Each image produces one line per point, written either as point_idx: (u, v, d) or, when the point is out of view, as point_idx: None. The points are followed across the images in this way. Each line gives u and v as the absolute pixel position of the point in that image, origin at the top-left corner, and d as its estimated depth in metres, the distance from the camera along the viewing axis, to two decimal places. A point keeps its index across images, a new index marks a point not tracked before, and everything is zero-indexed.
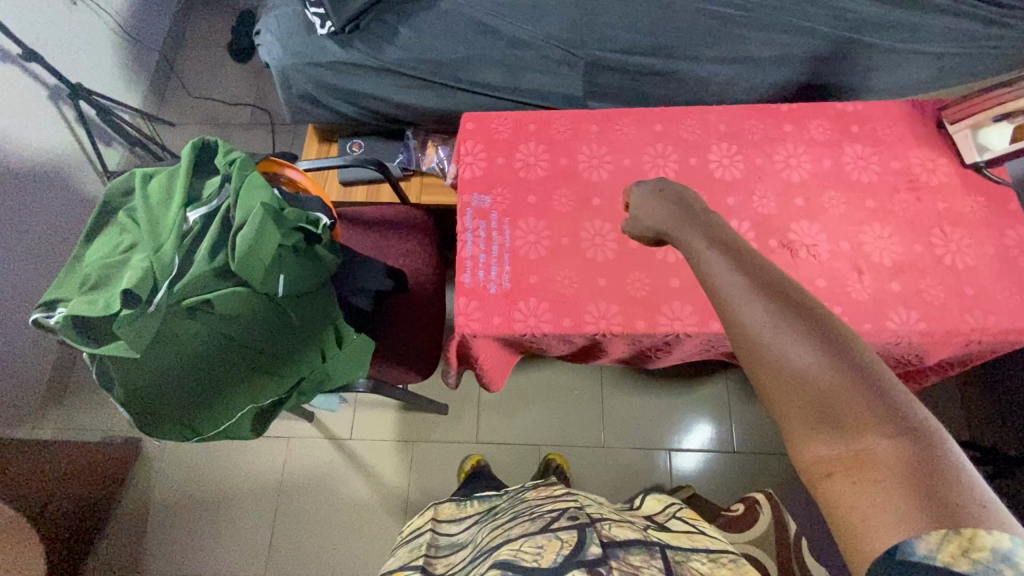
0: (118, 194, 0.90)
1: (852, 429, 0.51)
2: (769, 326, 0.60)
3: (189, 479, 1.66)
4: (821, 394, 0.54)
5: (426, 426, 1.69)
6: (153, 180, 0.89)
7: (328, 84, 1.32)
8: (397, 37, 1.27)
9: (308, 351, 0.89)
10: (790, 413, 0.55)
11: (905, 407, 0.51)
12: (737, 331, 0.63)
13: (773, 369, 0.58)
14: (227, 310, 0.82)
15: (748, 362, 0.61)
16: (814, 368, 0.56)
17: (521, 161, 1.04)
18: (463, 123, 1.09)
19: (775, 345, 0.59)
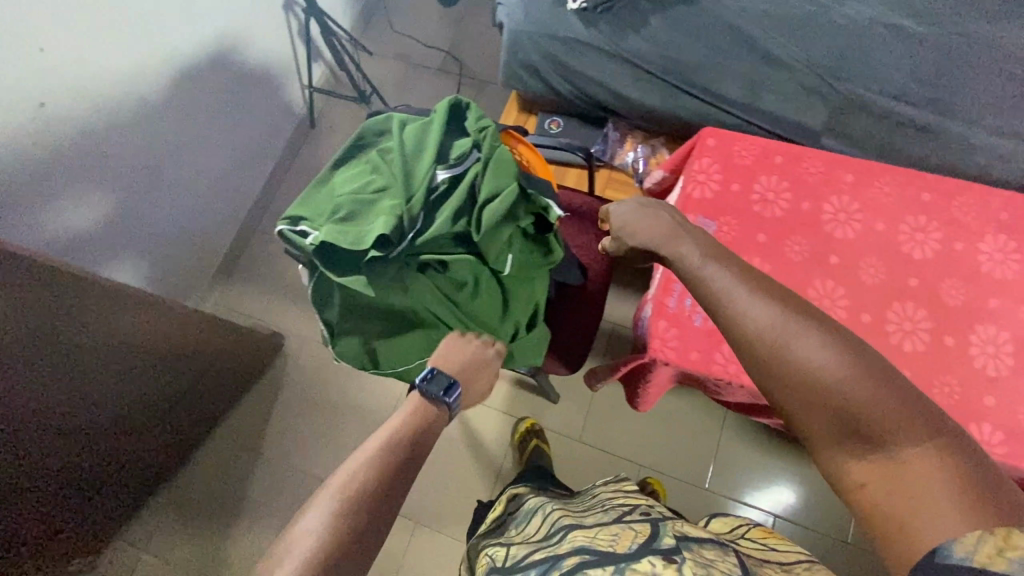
0: (372, 132, 0.95)
1: (888, 446, 0.55)
2: (797, 342, 0.62)
3: (315, 386, 1.80)
4: (845, 409, 0.58)
5: (535, 408, 1.71)
6: (408, 129, 0.92)
7: (557, 58, 1.29)
8: (644, 27, 1.21)
9: (504, 329, 0.90)
10: (821, 430, 0.59)
11: (928, 417, 0.55)
12: (755, 348, 0.65)
13: (800, 387, 0.61)
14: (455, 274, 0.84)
15: (769, 381, 0.64)
16: (837, 381, 0.59)
17: (758, 194, 0.96)
18: (701, 136, 1.01)
19: (801, 360, 0.61)
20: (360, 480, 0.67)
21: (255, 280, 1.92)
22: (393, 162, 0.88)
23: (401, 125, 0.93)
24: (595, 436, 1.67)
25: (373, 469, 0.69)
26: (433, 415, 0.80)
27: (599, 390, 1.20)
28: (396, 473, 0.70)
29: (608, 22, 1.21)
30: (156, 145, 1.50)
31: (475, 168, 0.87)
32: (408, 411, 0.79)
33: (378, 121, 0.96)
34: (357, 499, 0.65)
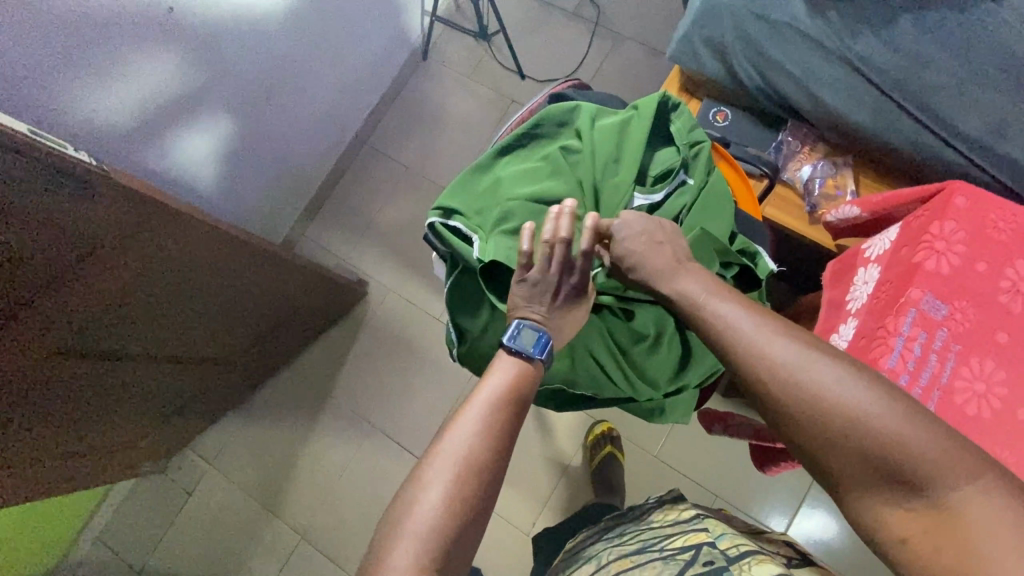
0: (554, 121, 0.81)
1: (925, 487, 0.50)
2: (788, 367, 0.58)
3: (387, 341, 1.74)
4: (876, 452, 0.52)
5: (616, 413, 1.63)
6: (601, 129, 0.79)
7: (755, 45, 1.07)
8: (891, 25, 1.00)
9: (665, 382, 0.81)
10: (849, 476, 0.53)
11: (966, 453, 0.50)
12: (768, 391, 0.58)
13: (800, 418, 0.56)
14: (637, 319, 0.80)
15: (788, 426, 0.57)
16: (859, 417, 0.53)
17: (1008, 281, 0.77)
18: (949, 191, 0.82)
19: (800, 388, 0.56)
20: (464, 449, 0.59)
21: (344, 217, 1.82)
22: (582, 175, 0.78)
23: (592, 122, 0.80)
24: (671, 456, 1.59)
25: (480, 438, 0.60)
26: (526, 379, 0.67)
27: (718, 434, 1.10)
28: (503, 440, 0.61)
29: (841, 11, 1.03)
30: (271, 63, 1.36)
31: (677, 199, 0.79)
32: (507, 371, 0.66)
33: (561, 106, 0.81)
34: (462, 475, 0.57)
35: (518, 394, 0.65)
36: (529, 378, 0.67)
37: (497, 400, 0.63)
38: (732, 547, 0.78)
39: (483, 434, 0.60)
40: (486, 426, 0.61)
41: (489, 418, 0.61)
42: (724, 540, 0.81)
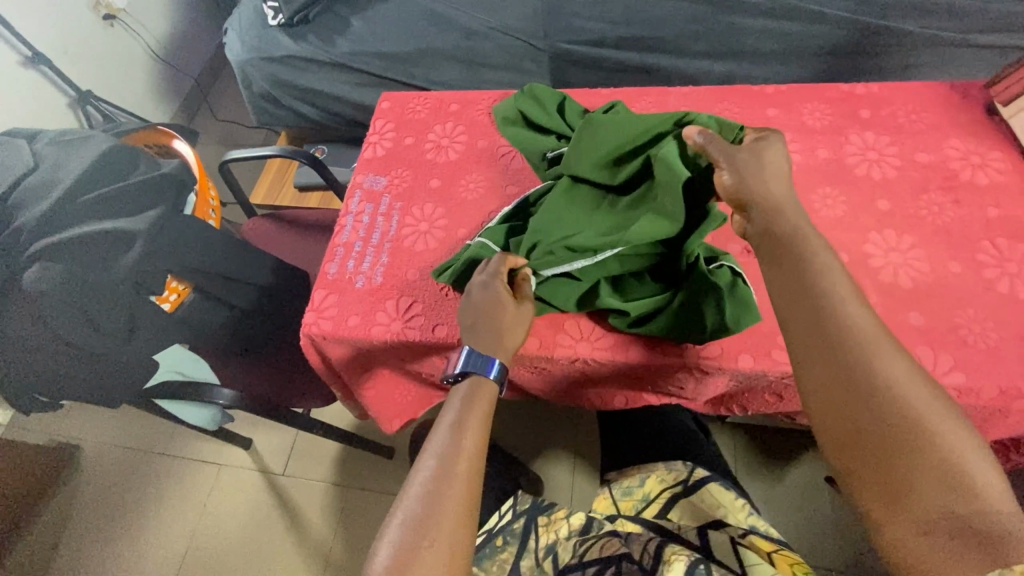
0: (21, 146, 0.79)
1: (913, 433, 0.44)
2: (844, 291, 0.51)
3: (113, 495, 1.53)
4: (856, 359, 0.47)
5: (369, 470, 1.47)
6: (50, 143, 0.80)
7: (282, 80, 1.24)
8: (348, 29, 1.19)
9: (127, 368, 0.75)
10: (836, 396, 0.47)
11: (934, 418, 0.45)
12: (813, 302, 0.50)
13: (789, 263, 0.53)
14: (54, 322, 0.69)
15: (824, 361, 0.48)
16: (866, 331, 0.48)
17: (431, 141, 0.88)
18: (380, 102, 0.95)
19: (847, 309, 0.49)
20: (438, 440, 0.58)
21: None
22: (28, 184, 0.75)
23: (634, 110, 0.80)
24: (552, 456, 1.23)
25: (447, 432, 0.58)
26: (472, 390, 0.61)
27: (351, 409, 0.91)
28: (466, 494, 0.54)
29: (315, 32, 1.20)
30: None
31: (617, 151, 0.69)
32: (457, 408, 0.60)
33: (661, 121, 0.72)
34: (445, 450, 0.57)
35: (480, 450, 0.58)
36: (490, 397, 0.62)
37: (462, 449, 0.57)
38: (638, 483, 0.84)
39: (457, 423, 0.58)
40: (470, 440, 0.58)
41: (451, 478, 0.55)
42: (633, 494, 0.83)
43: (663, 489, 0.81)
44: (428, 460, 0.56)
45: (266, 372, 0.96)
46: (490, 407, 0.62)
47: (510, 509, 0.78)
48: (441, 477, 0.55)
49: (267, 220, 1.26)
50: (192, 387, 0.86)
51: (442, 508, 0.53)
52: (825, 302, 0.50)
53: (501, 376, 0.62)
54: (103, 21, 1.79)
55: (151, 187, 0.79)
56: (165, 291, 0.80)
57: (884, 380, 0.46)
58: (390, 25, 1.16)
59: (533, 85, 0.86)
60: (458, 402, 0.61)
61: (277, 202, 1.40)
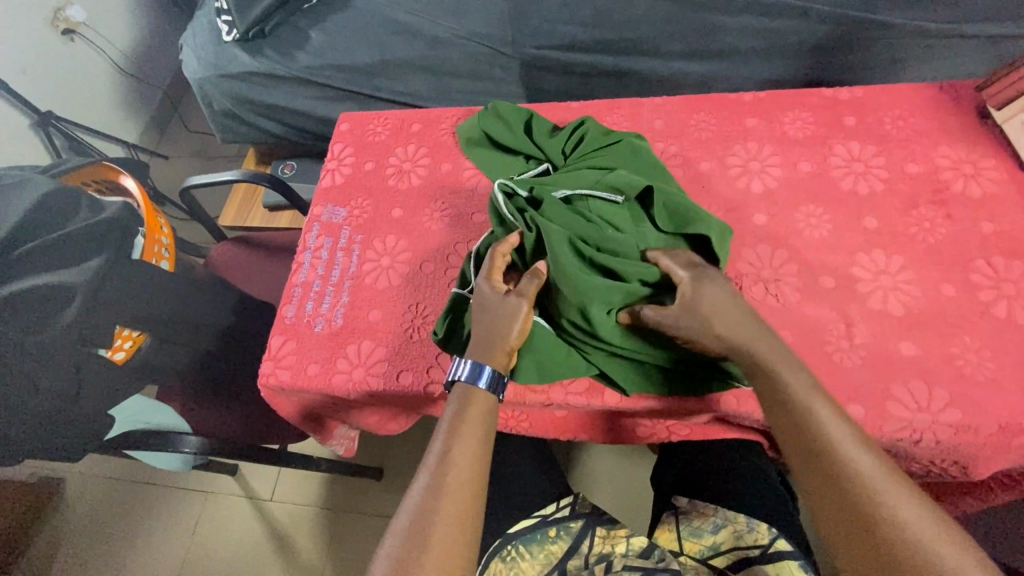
0: None
1: (892, 547, 0.42)
2: (844, 433, 0.48)
3: (100, 527, 1.50)
4: (829, 458, 0.47)
5: (358, 491, 1.44)
6: None
7: (243, 97, 1.18)
8: (308, 42, 1.13)
9: (79, 429, 0.71)
10: (817, 503, 0.46)
11: (912, 532, 0.42)
12: (785, 399, 0.51)
13: (783, 407, 0.51)
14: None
15: (796, 457, 0.49)
16: (838, 429, 0.48)
17: (393, 166, 0.83)
18: (339, 123, 0.89)
19: (822, 417, 0.49)
20: (441, 447, 0.53)
21: None
22: None
23: (604, 126, 0.78)
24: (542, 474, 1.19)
25: (450, 442, 0.53)
26: (469, 396, 0.56)
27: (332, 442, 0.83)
28: (463, 507, 0.49)
29: (273, 46, 1.14)
30: None
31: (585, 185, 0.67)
32: (450, 421, 0.55)
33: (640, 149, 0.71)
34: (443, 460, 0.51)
35: (477, 452, 0.53)
36: (492, 413, 0.56)
37: (458, 456, 0.52)
38: (711, 529, 0.72)
39: (460, 433, 0.53)
40: (472, 452, 0.52)
41: (444, 489, 0.49)
42: (701, 538, 0.72)
43: (739, 548, 0.68)
44: (426, 472, 0.51)
45: (236, 413, 0.92)
46: (492, 418, 0.56)
47: (568, 504, 0.72)
48: (434, 491, 0.49)
49: (235, 244, 1.21)
50: (152, 437, 0.82)
51: (436, 523, 0.47)
52: (825, 447, 0.47)
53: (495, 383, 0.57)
54: (60, 37, 1.71)
55: (94, 232, 0.74)
56: (115, 340, 0.76)
57: (905, 533, 0.42)
58: (351, 36, 1.11)
59: (495, 102, 0.80)
60: (451, 408, 0.56)
61: (248, 222, 1.35)
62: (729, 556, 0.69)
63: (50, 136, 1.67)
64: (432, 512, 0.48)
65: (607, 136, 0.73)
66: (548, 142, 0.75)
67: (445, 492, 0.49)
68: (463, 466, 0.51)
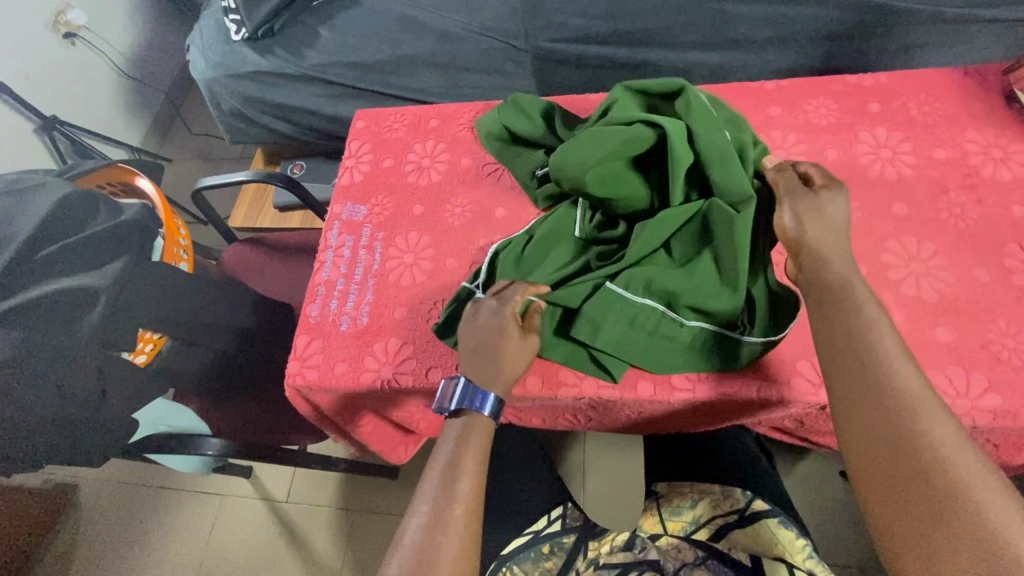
0: None
1: (928, 461, 0.40)
2: (893, 351, 0.46)
3: (115, 532, 1.49)
4: (876, 380, 0.45)
5: (374, 491, 1.44)
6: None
7: (252, 97, 1.17)
8: (318, 40, 1.12)
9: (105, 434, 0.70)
10: (847, 414, 0.45)
11: (947, 456, 0.40)
12: (846, 316, 0.49)
13: (830, 321, 0.50)
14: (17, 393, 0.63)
15: (839, 371, 0.47)
16: (892, 353, 0.46)
17: (412, 163, 0.82)
18: (355, 121, 0.89)
19: (883, 336, 0.47)
20: (439, 481, 0.53)
21: None
22: None
23: None
24: None
25: (446, 474, 0.54)
26: (466, 428, 0.56)
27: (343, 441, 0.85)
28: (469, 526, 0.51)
29: (282, 45, 1.13)
30: None
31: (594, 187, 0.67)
32: (452, 440, 0.56)
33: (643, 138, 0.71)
34: (442, 492, 0.52)
35: (476, 485, 0.54)
36: (488, 442, 0.57)
37: (462, 473, 0.54)
38: (690, 505, 0.78)
39: (456, 465, 0.54)
40: (470, 484, 0.53)
41: (446, 524, 0.50)
42: (683, 516, 0.77)
43: (717, 516, 0.76)
44: (425, 505, 0.52)
45: (257, 415, 0.91)
46: (488, 445, 0.57)
47: (560, 519, 0.78)
48: (436, 525, 0.50)
49: (247, 245, 1.21)
50: (174, 440, 0.81)
51: (445, 541, 0.49)
52: (869, 365, 0.46)
53: (496, 411, 0.58)
54: (62, 40, 1.69)
55: (115, 234, 0.74)
56: (137, 343, 0.76)
57: (934, 449, 0.41)
58: (362, 33, 1.10)
59: (515, 94, 0.80)
60: (451, 440, 0.56)
61: (258, 224, 1.34)
62: (712, 524, 0.76)
63: (54, 140, 1.66)
64: (433, 548, 0.48)
65: None
66: (571, 135, 0.74)
67: (446, 527, 0.50)
68: (461, 498, 0.52)
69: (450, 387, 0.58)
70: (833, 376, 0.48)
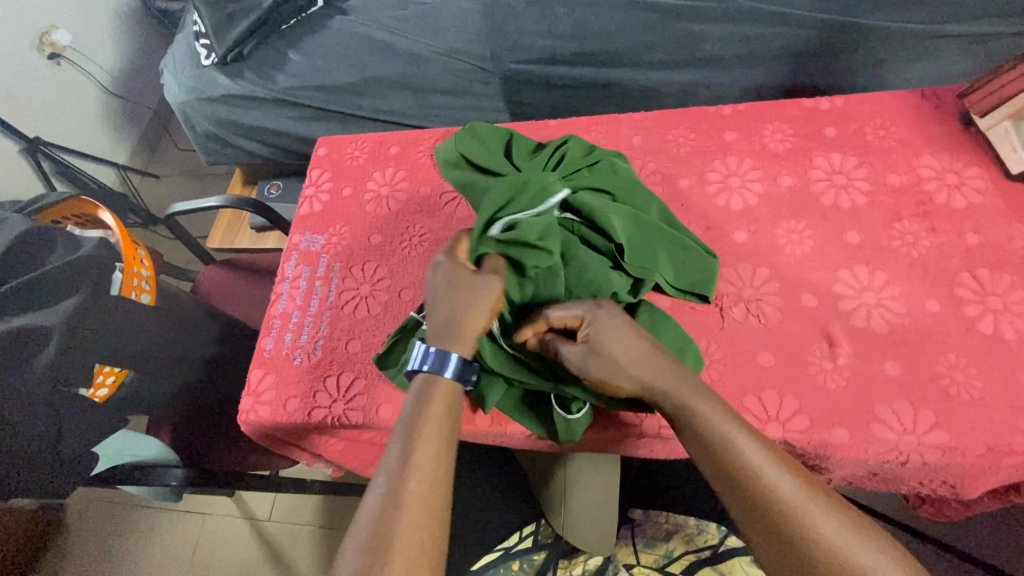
0: None
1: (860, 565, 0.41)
2: (765, 454, 0.47)
3: (99, 551, 1.50)
4: (776, 492, 0.45)
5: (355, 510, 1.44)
6: None
7: (224, 120, 1.17)
8: (287, 63, 1.12)
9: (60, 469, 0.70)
10: (761, 546, 0.45)
11: (859, 552, 0.42)
12: (719, 442, 0.48)
13: (695, 429, 0.50)
14: None
15: (741, 500, 0.46)
16: (768, 461, 0.47)
17: (371, 191, 0.82)
18: (317, 148, 0.89)
19: (745, 445, 0.48)
20: (398, 448, 0.49)
21: None
22: None
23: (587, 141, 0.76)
24: None
25: (404, 442, 0.50)
26: (427, 393, 0.53)
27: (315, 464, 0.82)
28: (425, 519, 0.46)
29: (253, 68, 1.14)
30: None
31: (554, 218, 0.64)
32: (414, 405, 0.52)
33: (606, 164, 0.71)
34: (396, 469, 0.48)
35: (438, 451, 0.50)
36: (452, 403, 0.54)
37: (416, 462, 0.49)
38: (663, 537, 0.77)
39: (411, 435, 0.50)
40: (428, 455, 0.49)
41: (402, 501, 0.46)
42: (655, 549, 0.76)
43: (690, 551, 0.75)
44: (379, 485, 0.48)
45: (223, 442, 0.91)
46: (453, 404, 0.54)
47: (531, 536, 0.79)
48: (390, 502, 0.46)
49: (223, 267, 1.21)
50: (139, 471, 0.82)
51: (402, 522, 0.45)
52: (750, 482, 0.46)
53: (461, 372, 0.55)
54: (46, 61, 1.71)
55: (71, 269, 0.74)
56: (95, 378, 0.74)
57: (849, 554, 0.42)
58: (330, 57, 1.10)
59: (473, 122, 0.78)
60: (413, 400, 0.53)
61: (236, 245, 1.34)
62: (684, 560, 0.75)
63: (38, 161, 1.68)
64: (390, 533, 0.45)
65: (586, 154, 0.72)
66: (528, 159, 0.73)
67: (402, 505, 0.46)
68: (419, 470, 0.48)
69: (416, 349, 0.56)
70: (737, 507, 0.46)
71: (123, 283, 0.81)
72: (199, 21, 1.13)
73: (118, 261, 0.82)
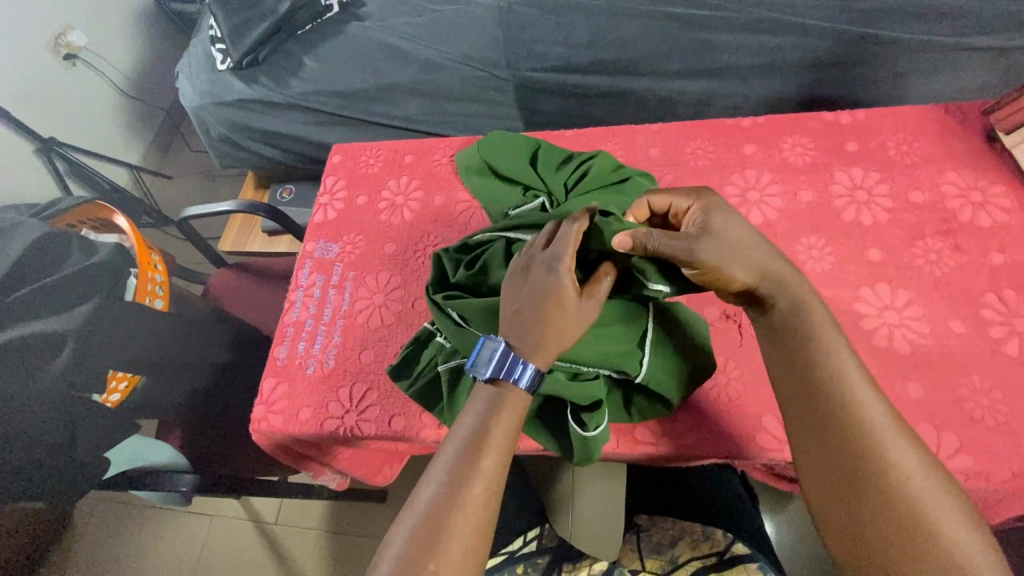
0: None
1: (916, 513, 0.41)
2: (859, 384, 0.46)
3: (107, 552, 1.50)
4: (851, 426, 0.45)
5: (362, 515, 1.43)
6: None
7: (238, 124, 1.17)
8: (303, 69, 1.13)
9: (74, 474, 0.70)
10: (823, 475, 0.45)
11: (924, 497, 0.42)
12: (815, 357, 0.48)
13: (797, 346, 0.49)
14: None
15: (820, 423, 0.46)
16: (861, 393, 0.46)
17: (386, 200, 0.82)
18: (332, 155, 0.88)
19: (840, 370, 0.47)
20: (455, 452, 0.47)
21: None
22: None
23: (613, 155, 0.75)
24: None
25: (464, 446, 0.48)
26: (499, 399, 0.50)
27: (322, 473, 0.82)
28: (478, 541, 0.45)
29: (268, 73, 1.14)
30: None
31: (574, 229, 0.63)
32: (482, 407, 0.49)
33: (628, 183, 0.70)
34: (457, 470, 0.46)
35: (502, 458, 0.48)
36: (522, 413, 0.50)
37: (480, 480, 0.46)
38: (670, 543, 0.72)
39: (473, 440, 0.48)
40: (490, 462, 0.47)
41: (456, 505, 0.45)
42: (662, 554, 0.71)
43: (696, 557, 0.70)
44: (436, 484, 0.46)
45: (232, 449, 0.91)
46: (522, 413, 0.50)
47: (535, 540, 0.77)
48: (442, 505, 0.45)
49: (234, 271, 1.21)
50: (148, 475, 0.81)
51: (455, 524, 0.44)
52: (840, 412, 0.45)
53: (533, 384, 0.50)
54: (63, 62, 1.72)
55: (87, 275, 0.75)
56: (109, 384, 0.76)
57: (915, 499, 0.42)
58: (345, 63, 1.10)
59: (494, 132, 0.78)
60: (481, 404, 0.50)
61: (247, 248, 1.35)
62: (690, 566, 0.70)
63: (53, 161, 1.69)
64: (435, 534, 0.44)
65: (609, 170, 0.70)
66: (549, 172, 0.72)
67: (449, 508, 0.45)
68: (479, 478, 0.46)
69: (487, 352, 0.51)
70: (811, 431, 0.46)
71: (138, 288, 0.81)
72: (215, 26, 1.14)
73: (133, 267, 0.83)
